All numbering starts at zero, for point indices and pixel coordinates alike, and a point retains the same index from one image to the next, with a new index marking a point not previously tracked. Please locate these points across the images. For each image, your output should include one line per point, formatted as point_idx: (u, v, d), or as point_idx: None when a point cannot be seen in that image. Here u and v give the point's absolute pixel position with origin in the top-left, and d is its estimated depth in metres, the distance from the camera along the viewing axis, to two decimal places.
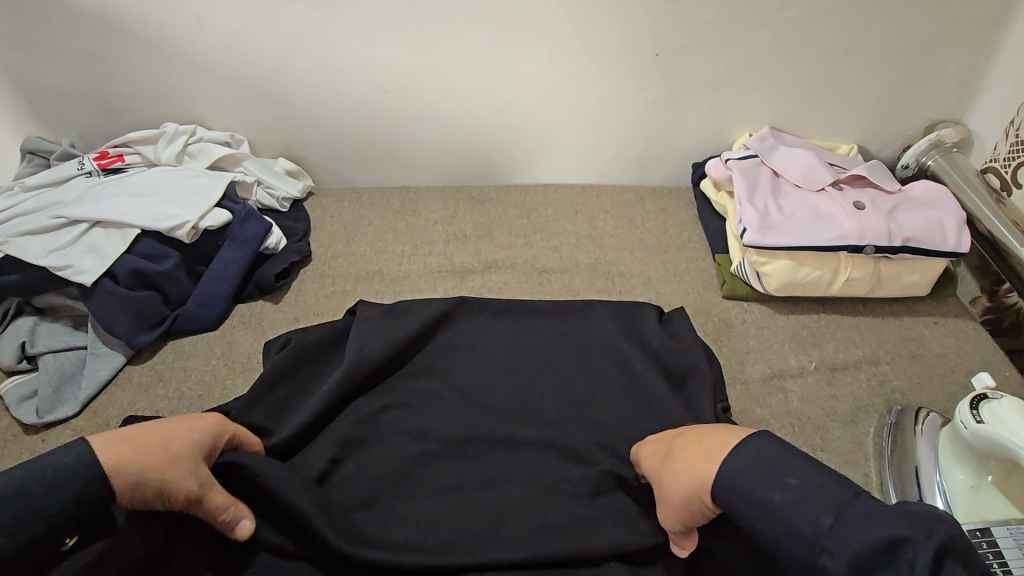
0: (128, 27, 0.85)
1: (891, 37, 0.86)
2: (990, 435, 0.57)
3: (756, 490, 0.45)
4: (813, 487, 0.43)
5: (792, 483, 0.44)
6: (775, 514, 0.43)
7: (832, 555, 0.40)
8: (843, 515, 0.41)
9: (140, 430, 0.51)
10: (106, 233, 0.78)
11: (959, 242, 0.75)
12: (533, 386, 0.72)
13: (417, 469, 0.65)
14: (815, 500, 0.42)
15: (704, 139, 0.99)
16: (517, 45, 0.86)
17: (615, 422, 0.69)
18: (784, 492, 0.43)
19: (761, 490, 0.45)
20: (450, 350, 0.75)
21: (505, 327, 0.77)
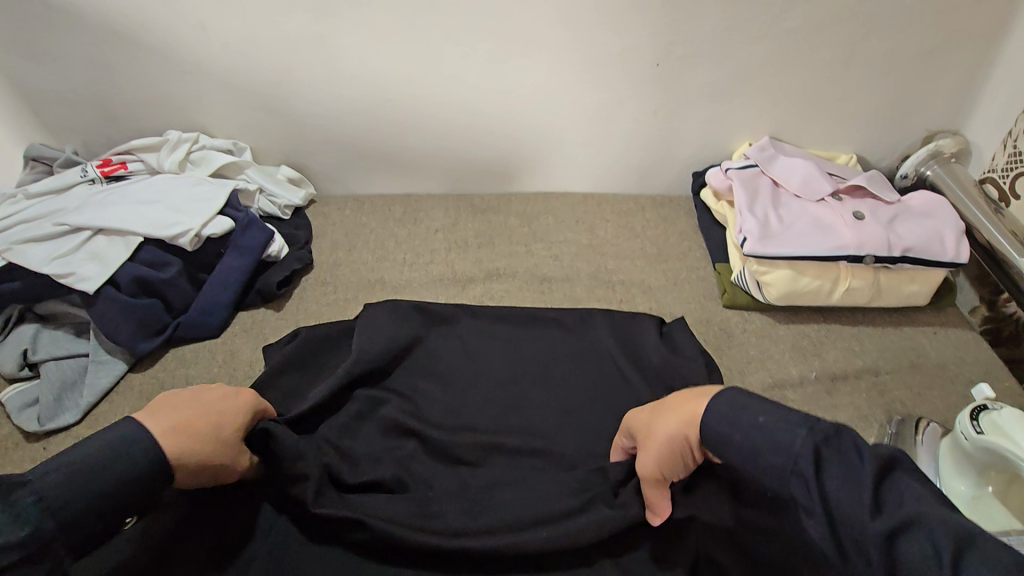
0: (132, 36, 0.86)
1: (889, 48, 0.87)
2: (992, 445, 0.57)
3: (730, 436, 0.49)
4: (782, 418, 0.47)
5: (758, 421, 0.48)
6: (749, 454, 0.48)
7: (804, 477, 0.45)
8: (798, 441, 0.46)
9: (193, 413, 0.55)
10: (109, 241, 0.78)
11: (957, 253, 0.76)
12: (534, 395, 0.72)
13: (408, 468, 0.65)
14: (774, 430, 0.47)
15: (704, 148, 1.00)
16: (517, 55, 0.87)
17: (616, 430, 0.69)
18: (760, 426, 0.48)
19: (733, 432, 0.49)
20: (450, 356, 0.75)
21: (506, 335, 0.78)
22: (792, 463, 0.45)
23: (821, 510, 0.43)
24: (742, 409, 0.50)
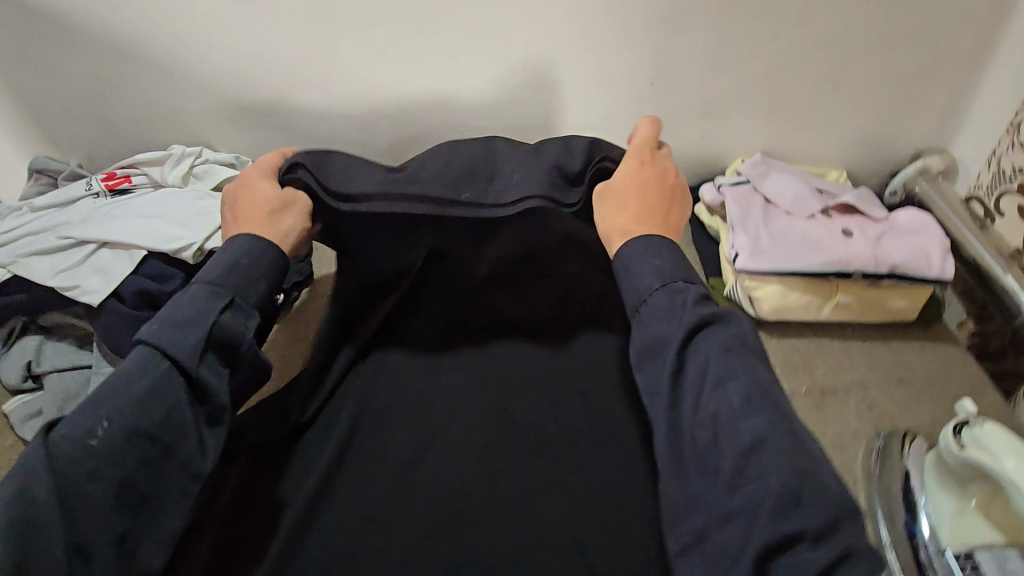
0: (138, 52, 0.88)
1: (877, 69, 0.89)
2: (974, 460, 0.58)
3: (638, 265, 0.60)
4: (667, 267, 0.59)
5: (661, 264, 0.59)
6: (633, 286, 0.59)
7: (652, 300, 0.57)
8: (686, 297, 0.56)
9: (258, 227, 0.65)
10: (114, 254, 0.79)
11: (943, 269, 0.78)
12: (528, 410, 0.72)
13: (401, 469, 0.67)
14: (675, 283, 0.58)
15: (698, 164, 1.02)
16: (515, 74, 0.89)
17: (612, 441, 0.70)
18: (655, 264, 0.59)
19: (638, 267, 0.60)
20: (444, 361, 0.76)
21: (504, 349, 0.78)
22: (667, 308, 0.56)
23: (663, 343, 0.55)
24: (667, 254, 0.60)
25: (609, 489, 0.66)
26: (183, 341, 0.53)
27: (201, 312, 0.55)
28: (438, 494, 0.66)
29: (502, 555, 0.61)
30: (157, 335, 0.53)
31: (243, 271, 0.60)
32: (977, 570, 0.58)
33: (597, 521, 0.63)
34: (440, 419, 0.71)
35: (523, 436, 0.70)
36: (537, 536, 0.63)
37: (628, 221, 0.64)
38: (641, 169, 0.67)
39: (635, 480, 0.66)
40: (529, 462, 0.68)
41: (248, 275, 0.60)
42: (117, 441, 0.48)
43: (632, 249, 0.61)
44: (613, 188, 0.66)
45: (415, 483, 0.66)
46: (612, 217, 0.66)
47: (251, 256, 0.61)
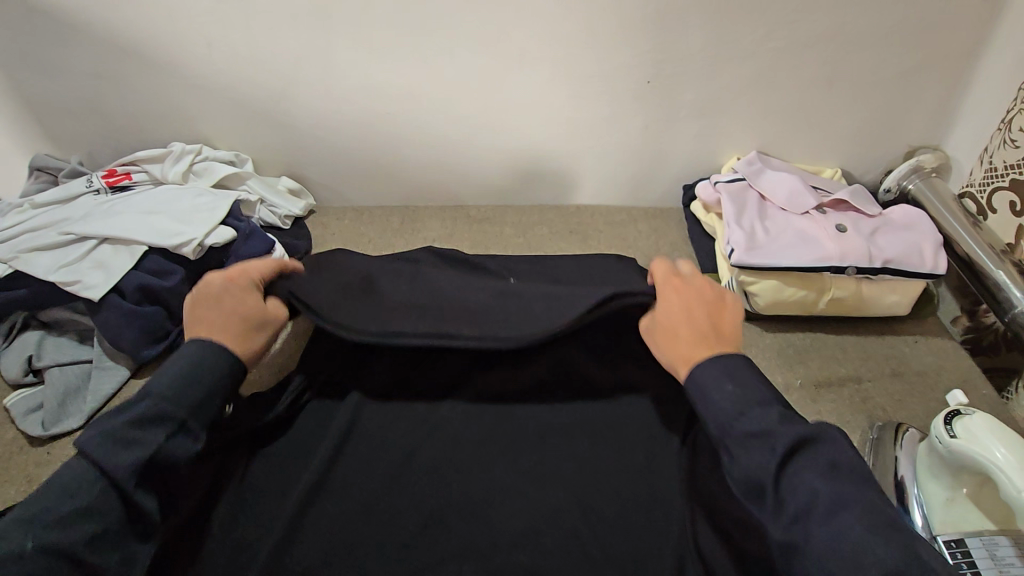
0: (140, 51, 0.89)
1: (870, 68, 0.90)
2: (962, 449, 0.59)
3: (714, 391, 0.55)
4: (740, 391, 0.55)
5: (735, 390, 0.55)
6: (716, 414, 0.55)
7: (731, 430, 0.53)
8: (771, 421, 0.52)
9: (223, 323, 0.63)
10: (115, 250, 0.80)
11: (936, 264, 0.79)
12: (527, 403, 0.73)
13: (399, 458, 0.68)
14: (757, 407, 0.53)
15: (694, 162, 1.03)
16: (513, 73, 0.90)
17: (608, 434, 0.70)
18: (724, 388, 0.55)
19: (717, 395, 0.55)
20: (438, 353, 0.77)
21: None
22: (757, 437, 0.51)
23: (760, 477, 0.50)
24: (745, 380, 0.56)
25: (606, 481, 0.66)
26: (119, 463, 0.51)
27: (134, 424, 0.52)
28: (437, 482, 0.67)
29: (500, 543, 0.62)
30: (89, 441, 0.51)
31: (188, 383, 0.56)
32: (968, 557, 0.57)
33: (594, 512, 0.64)
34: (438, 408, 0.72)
35: (519, 427, 0.71)
36: (535, 524, 0.63)
37: (693, 340, 0.61)
38: (672, 295, 0.65)
39: (627, 466, 0.67)
40: (527, 452, 0.69)
41: (198, 386, 0.57)
42: (38, 563, 0.46)
43: (704, 371, 0.57)
44: (666, 313, 0.63)
45: (416, 471, 0.67)
46: (672, 343, 0.62)
47: (209, 367, 0.58)
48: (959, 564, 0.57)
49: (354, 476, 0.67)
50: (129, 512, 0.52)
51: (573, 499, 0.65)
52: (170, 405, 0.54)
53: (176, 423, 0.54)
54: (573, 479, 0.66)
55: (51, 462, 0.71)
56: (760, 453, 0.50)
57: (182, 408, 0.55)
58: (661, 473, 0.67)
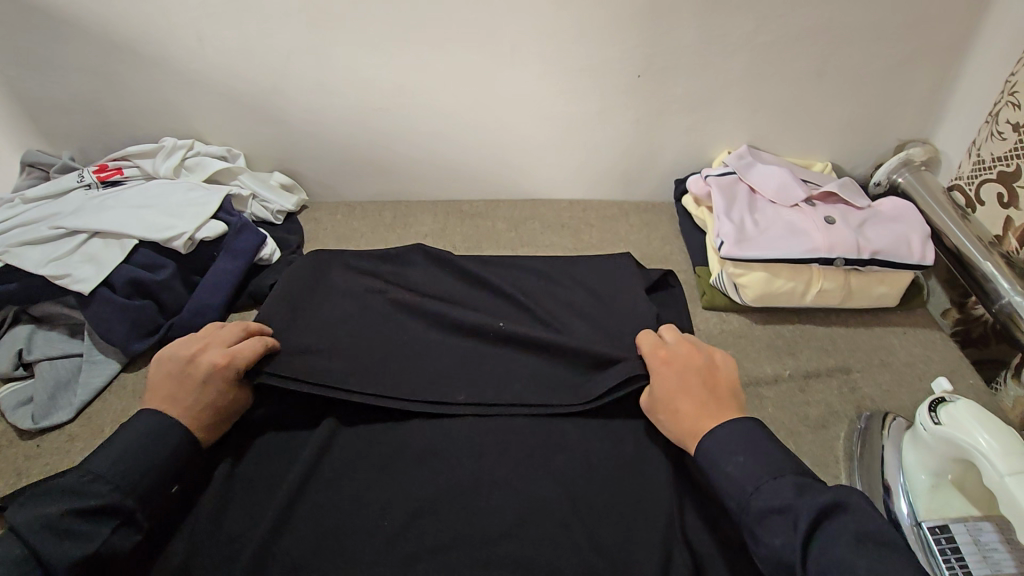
0: (131, 46, 0.89)
1: (859, 62, 0.91)
2: (947, 435, 0.60)
3: (727, 464, 0.58)
4: (752, 463, 0.57)
5: (744, 461, 0.57)
6: (738, 491, 0.56)
7: (748, 505, 0.55)
8: (787, 493, 0.53)
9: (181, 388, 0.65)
10: (105, 244, 0.80)
11: (923, 255, 0.79)
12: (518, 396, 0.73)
13: (388, 451, 0.69)
14: (773, 480, 0.55)
15: (685, 157, 1.03)
16: (505, 67, 0.90)
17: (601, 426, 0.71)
18: (735, 462, 0.57)
19: (731, 470, 0.57)
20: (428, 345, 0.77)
21: None
22: (777, 511, 0.53)
23: (787, 554, 0.51)
24: (749, 440, 0.59)
25: (592, 472, 0.67)
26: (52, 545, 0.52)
27: (78, 511, 0.54)
28: (426, 473, 0.67)
29: (489, 535, 0.62)
30: (28, 522, 0.52)
31: (138, 469, 0.58)
32: (953, 543, 0.59)
33: (581, 502, 0.64)
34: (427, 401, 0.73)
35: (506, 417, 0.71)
36: (523, 515, 0.63)
37: (697, 413, 0.63)
38: (662, 368, 0.67)
39: (615, 456, 0.68)
40: (515, 443, 0.69)
41: (151, 471, 0.58)
42: None
43: (715, 445, 0.60)
44: (666, 392, 0.65)
45: (405, 463, 0.68)
46: (678, 420, 0.64)
47: (165, 452, 0.60)
48: (944, 549, 0.59)
49: (343, 468, 0.67)
50: None
51: (561, 489, 0.65)
52: (117, 491, 0.56)
53: (120, 511, 0.56)
54: (562, 470, 0.67)
55: (40, 456, 0.71)
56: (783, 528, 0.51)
57: (129, 496, 0.56)
58: (648, 463, 0.67)
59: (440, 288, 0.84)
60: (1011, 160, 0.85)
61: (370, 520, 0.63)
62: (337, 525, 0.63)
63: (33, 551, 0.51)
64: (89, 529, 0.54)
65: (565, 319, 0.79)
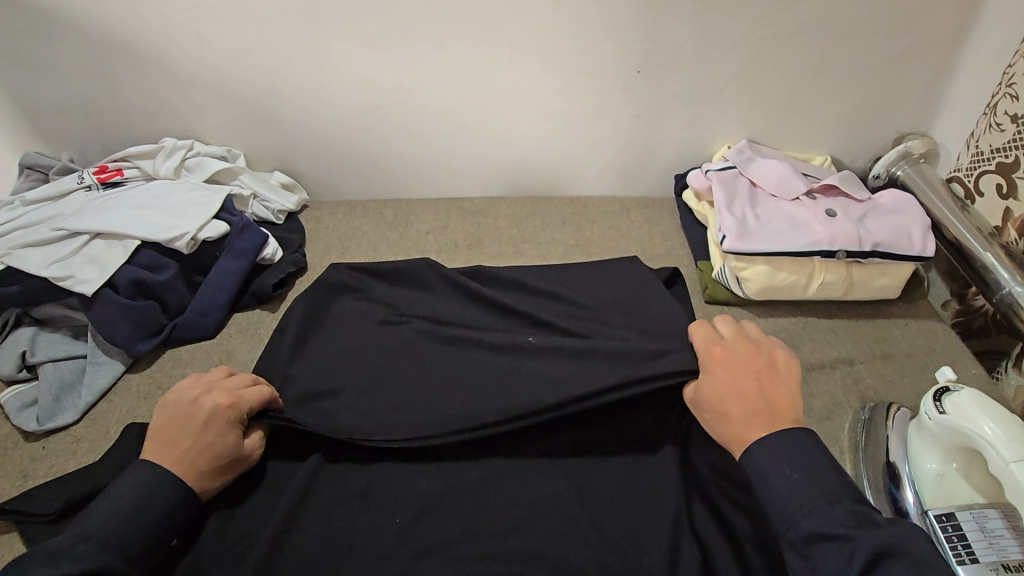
0: (129, 46, 0.88)
1: (857, 55, 0.91)
2: (952, 424, 0.60)
3: (776, 479, 0.56)
4: (804, 484, 0.54)
5: (792, 478, 0.55)
6: (784, 511, 0.54)
7: (796, 527, 0.53)
8: (843, 522, 0.51)
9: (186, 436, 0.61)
10: (107, 245, 0.79)
11: (924, 246, 0.79)
12: None
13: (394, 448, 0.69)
14: (826, 506, 0.53)
15: (685, 151, 1.03)
16: (505, 64, 0.90)
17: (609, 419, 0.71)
18: (785, 479, 0.55)
19: (782, 487, 0.55)
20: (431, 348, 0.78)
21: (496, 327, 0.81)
22: (832, 540, 0.51)
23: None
24: (800, 455, 0.57)
25: (599, 465, 0.67)
26: None
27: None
28: (432, 468, 0.67)
29: (497, 529, 0.62)
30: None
31: (129, 526, 0.54)
32: (959, 530, 0.59)
33: (589, 496, 0.65)
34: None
35: None
36: (531, 509, 0.64)
37: (752, 417, 0.60)
38: (716, 367, 0.65)
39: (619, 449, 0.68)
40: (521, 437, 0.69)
41: (141, 529, 0.55)
42: None
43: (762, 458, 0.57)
44: (719, 392, 0.63)
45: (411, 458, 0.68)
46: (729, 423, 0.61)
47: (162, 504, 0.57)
48: (949, 537, 0.59)
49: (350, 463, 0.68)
50: None
51: (567, 482, 0.66)
52: (102, 541, 0.53)
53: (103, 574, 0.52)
54: (567, 464, 0.67)
55: (46, 457, 0.70)
56: (838, 559, 0.50)
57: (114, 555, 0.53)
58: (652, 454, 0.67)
59: (445, 307, 0.83)
60: (1010, 152, 0.85)
61: (377, 518, 0.63)
62: (345, 522, 0.63)
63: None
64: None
65: (570, 318, 0.80)
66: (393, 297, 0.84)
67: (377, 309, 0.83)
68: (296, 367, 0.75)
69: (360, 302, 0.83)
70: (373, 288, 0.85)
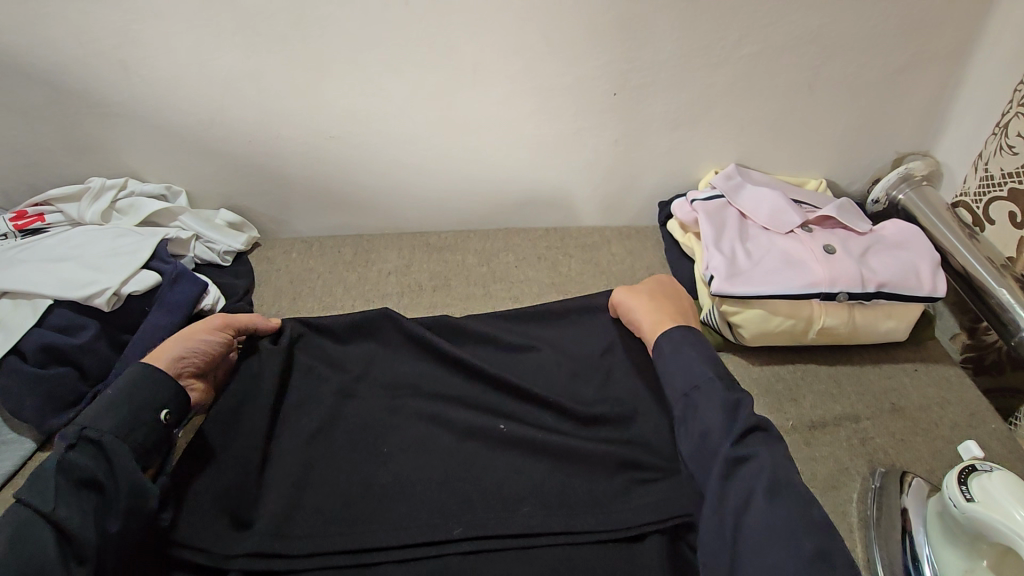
0: (46, 77, 0.79)
1: (852, 72, 0.84)
2: (981, 517, 0.51)
3: (679, 358, 0.63)
4: (701, 355, 0.63)
5: (699, 355, 0.63)
6: (686, 376, 0.61)
7: (697, 391, 0.60)
8: (720, 388, 0.59)
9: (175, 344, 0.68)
10: (14, 306, 0.72)
11: (934, 287, 0.71)
12: (490, 464, 0.65)
13: (331, 543, 0.60)
14: (712, 376, 0.60)
15: (668, 177, 0.95)
16: (467, 88, 0.82)
17: (588, 496, 0.63)
18: (692, 354, 0.63)
19: (685, 360, 0.63)
20: (387, 420, 0.70)
21: (461, 387, 0.73)
22: (714, 402, 0.58)
23: (717, 435, 0.56)
24: (702, 343, 0.65)
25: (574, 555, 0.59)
26: (47, 490, 0.52)
27: (64, 460, 0.54)
28: (373, 568, 0.58)
29: None
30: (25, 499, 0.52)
31: (106, 409, 0.58)
32: None
33: None
34: (381, 476, 0.65)
35: (478, 488, 0.64)
36: None
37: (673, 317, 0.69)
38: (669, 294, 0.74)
39: (601, 536, 0.60)
40: (484, 522, 0.61)
41: (124, 409, 0.59)
42: None
43: (667, 340, 0.65)
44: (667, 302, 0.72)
45: (355, 555, 0.59)
46: (654, 315, 0.70)
47: (131, 385, 0.61)
48: None
49: (279, 559, 0.59)
50: (64, 542, 0.51)
51: None
52: None
53: (103, 448, 0.56)
54: (540, 556, 0.59)
55: None
56: (711, 406, 0.58)
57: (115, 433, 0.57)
58: (637, 534, 0.60)
59: (405, 371, 0.74)
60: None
61: None
62: None
63: (48, 516, 0.51)
64: (78, 473, 0.54)
65: (540, 380, 0.74)
66: (344, 360, 0.75)
67: (324, 372, 0.74)
68: (223, 441, 0.66)
69: (308, 363, 0.74)
70: (325, 346, 0.76)
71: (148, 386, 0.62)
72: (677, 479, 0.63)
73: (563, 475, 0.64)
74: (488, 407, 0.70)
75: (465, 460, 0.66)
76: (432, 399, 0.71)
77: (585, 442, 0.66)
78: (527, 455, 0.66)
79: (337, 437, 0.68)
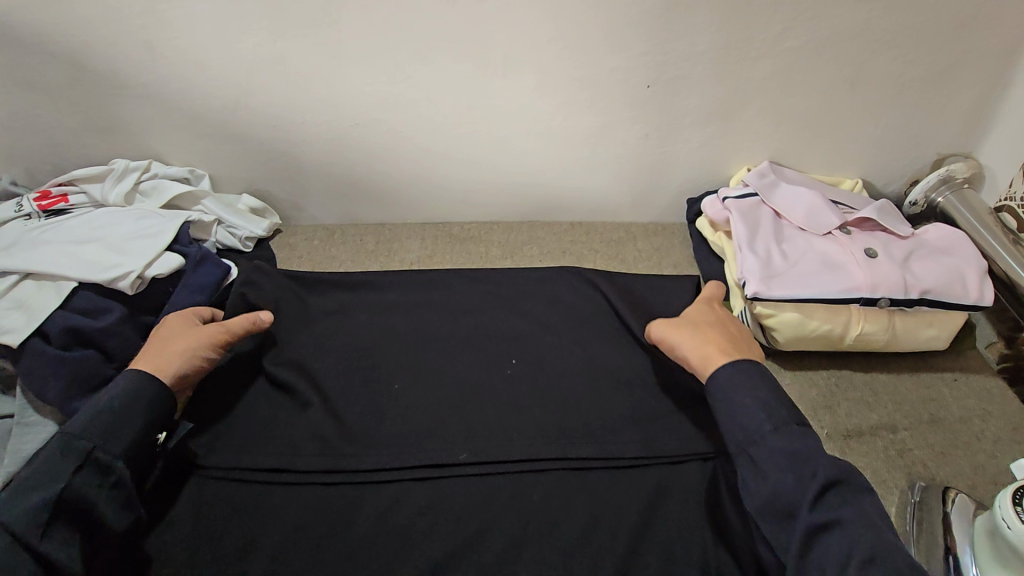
0: (69, 56, 0.78)
1: (899, 68, 0.80)
2: None
3: (737, 400, 0.57)
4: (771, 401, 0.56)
5: (760, 400, 0.56)
6: (749, 425, 0.55)
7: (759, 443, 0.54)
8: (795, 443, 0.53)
9: (162, 351, 0.65)
10: (38, 287, 0.71)
11: (980, 295, 0.70)
12: (496, 405, 0.70)
13: (344, 461, 0.65)
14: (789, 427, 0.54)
15: (699, 173, 0.93)
16: (497, 76, 0.80)
17: (587, 426, 0.68)
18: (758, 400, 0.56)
19: (738, 408, 0.57)
20: (398, 360, 0.74)
21: (468, 332, 0.77)
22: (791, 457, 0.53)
23: (792, 500, 0.51)
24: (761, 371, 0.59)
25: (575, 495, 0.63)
26: (34, 517, 0.52)
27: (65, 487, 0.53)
28: (428, 483, 0.64)
29: (453, 542, 0.60)
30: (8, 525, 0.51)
31: (112, 428, 0.57)
32: None
33: None
34: (390, 407, 0.70)
35: (480, 419, 0.69)
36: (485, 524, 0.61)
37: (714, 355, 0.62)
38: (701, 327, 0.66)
39: (596, 465, 0.65)
40: (487, 449, 0.66)
41: (127, 430, 0.58)
42: None
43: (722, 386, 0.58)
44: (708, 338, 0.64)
45: (386, 472, 0.64)
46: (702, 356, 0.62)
47: (131, 402, 0.59)
48: None
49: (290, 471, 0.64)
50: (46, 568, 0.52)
51: (536, 503, 0.62)
52: None
53: (108, 472, 0.56)
54: (539, 479, 0.64)
55: None
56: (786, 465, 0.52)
57: (111, 454, 0.57)
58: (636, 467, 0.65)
59: (427, 321, 0.79)
60: None
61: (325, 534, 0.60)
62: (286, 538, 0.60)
63: (33, 548, 0.51)
64: (76, 500, 0.54)
65: (567, 377, 0.73)
66: (366, 314, 0.79)
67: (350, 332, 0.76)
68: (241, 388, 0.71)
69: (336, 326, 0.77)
70: (346, 301, 0.81)
71: (154, 403, 0.61)
72: (680, 442, 0.67)
73: (580, 419, 0.69)
74: (495, 352, 0.75)
75: (471, 396, 0.71)
76: (442, 345, 0.76)
77: (589, 396, 0.71)
78: (535, 399, 0.71)
79: (353, 375, 0.72)
